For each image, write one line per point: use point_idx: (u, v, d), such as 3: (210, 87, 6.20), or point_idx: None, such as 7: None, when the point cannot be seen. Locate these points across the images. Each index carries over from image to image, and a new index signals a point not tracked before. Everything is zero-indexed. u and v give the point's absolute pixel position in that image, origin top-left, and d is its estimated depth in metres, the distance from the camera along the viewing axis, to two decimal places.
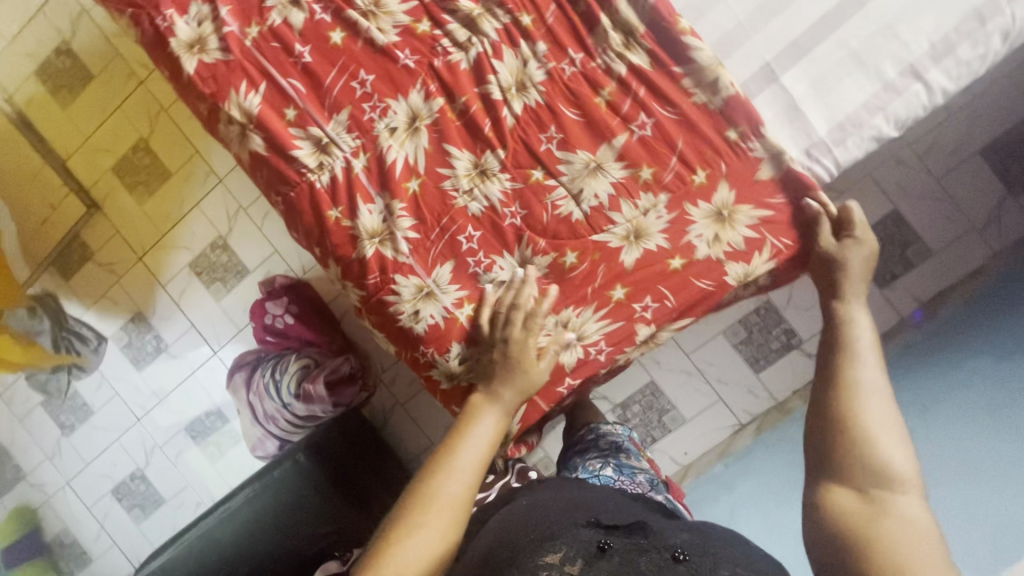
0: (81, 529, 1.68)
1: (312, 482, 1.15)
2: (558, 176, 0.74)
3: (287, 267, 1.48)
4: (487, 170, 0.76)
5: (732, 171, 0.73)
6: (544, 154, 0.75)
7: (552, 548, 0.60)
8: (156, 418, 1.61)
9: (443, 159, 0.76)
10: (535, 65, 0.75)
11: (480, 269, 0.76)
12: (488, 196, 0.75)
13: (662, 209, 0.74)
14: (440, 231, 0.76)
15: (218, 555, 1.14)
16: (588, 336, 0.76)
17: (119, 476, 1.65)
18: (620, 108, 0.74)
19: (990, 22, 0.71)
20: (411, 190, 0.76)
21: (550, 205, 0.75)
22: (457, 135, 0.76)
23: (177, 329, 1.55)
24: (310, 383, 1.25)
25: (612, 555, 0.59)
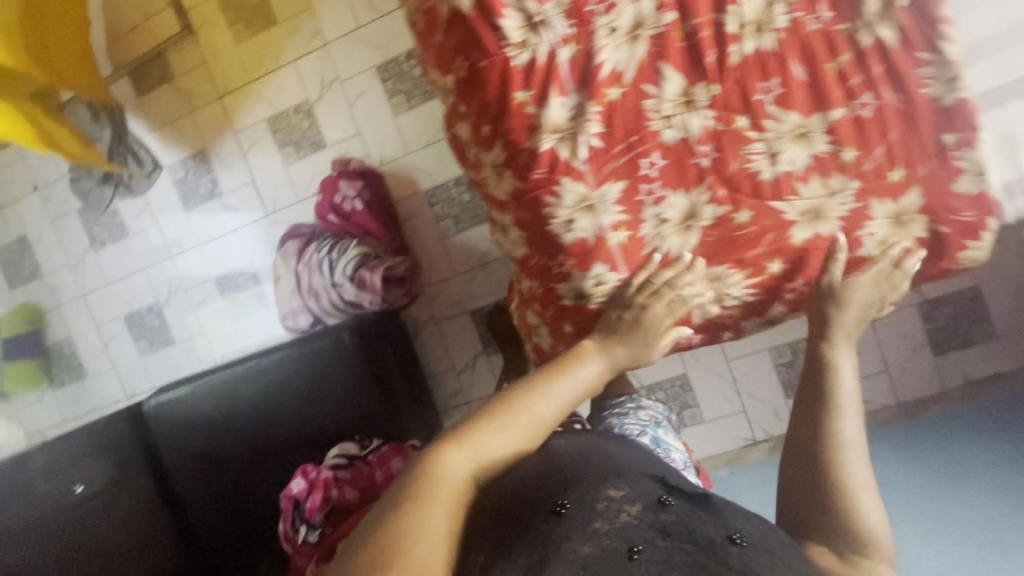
0: (83, 344, 1.68)
1: (346, 364, 1.14)
2: (762, 132, 0.68)
3: (365, 153, 1.44)
4: (694, 103, 0.67)
5: (930, 178, 0.70)
6: (756, 104, 0.67)
7: (615, 487, 0.65)
8: (189, 260, 1.59)
9: (654, 78, 0.66)
10: (780, 9, 0.64)
11: (649, 199, 0.72)
12: (687, 128, 0.68)
13: (849, 197, 0.71)
14: (625, 148, 0.69)
15: (241, 404, 1.17)
16: (730, 294, 0.80)
17: (136, 305, 1.64)
18: (849, 81, 0.65)
19: None
20: (611, 99, 0.66)
21: (743, 156, 0.70)
22: (677, 52, 0.66)
23: (237, 181, 1.51)
24: (368, 271, 1.24)
25: (672, 513, 0.63)
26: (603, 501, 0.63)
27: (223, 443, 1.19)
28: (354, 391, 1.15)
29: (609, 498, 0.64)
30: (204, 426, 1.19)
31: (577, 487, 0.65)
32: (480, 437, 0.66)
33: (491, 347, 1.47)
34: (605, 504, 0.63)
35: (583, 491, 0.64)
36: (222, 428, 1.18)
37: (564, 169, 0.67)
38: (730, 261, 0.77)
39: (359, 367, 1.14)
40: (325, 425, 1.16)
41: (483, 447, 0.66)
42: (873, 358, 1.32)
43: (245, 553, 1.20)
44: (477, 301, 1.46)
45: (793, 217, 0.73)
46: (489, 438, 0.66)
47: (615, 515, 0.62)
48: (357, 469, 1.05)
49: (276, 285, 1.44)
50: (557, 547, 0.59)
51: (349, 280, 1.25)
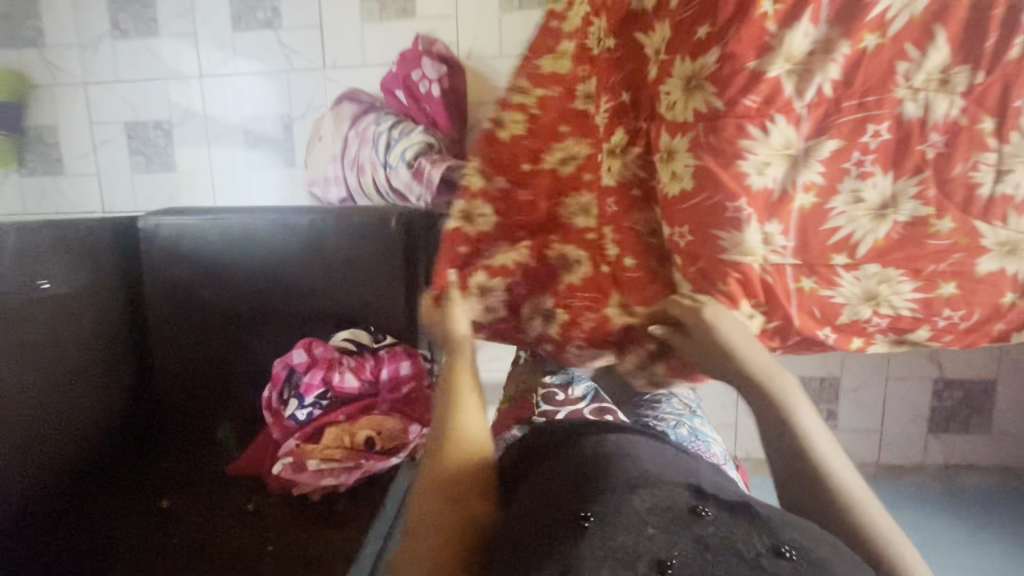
0: (70, 137, 1.48)
1: (384, 252, 1.04)
2: (1001, 143, 0.51)
3: (454, 40, 1.29)
4: (948, 84, 0.50)
5: None
6: (1011, 112, 0.50)
7: (642, 496, 0.49)
8: (219, 88, 1.41)
9: (920, 38, 0.50)
10: None
11: (854, 171, 0.53)
12: (928, 110, 0.51)
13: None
14: (857, 106, 0.51)
15: (254, 255, 1.07)
16: (891, 306, 0.56)
17: (143, 115, 1.45)
18: None
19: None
20: (861, 46, 0.50)
21: (973, 161, 0.52)
22: (962, 14, 0.49)
23: (303, 20, 1.34)
24: (428, 161, 1.12)
25: (710, 525, 0.45)
26: (629, 512, 0.47)
27: (218, 290, 1.08)
28: (379, 283, 1.05)
29: (625, 506, 0.48)
30: (204, 265, 1.08)
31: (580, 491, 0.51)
32: (437, 481, 0.58)
33: None
34: (632, 515, 0.47)
35: (599, 501, 0.49)
36: (221, 274, 1.08)
37: (778, 105, 0.52)
38: (903, 265, 0.54)
39: (392, 262, 1.05)
40: (335, 308, 1.07)
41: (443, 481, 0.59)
42: (873, 413, 1.34)
43: (206, 411, 1.11)
44: None
45: (990, 244, 0.54)
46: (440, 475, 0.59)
47: (639, 525, 0.46)
48: (360, 361, 0.97)
49: (313, 144, 1.29)
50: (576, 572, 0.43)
51: (403, 164, 1.13)
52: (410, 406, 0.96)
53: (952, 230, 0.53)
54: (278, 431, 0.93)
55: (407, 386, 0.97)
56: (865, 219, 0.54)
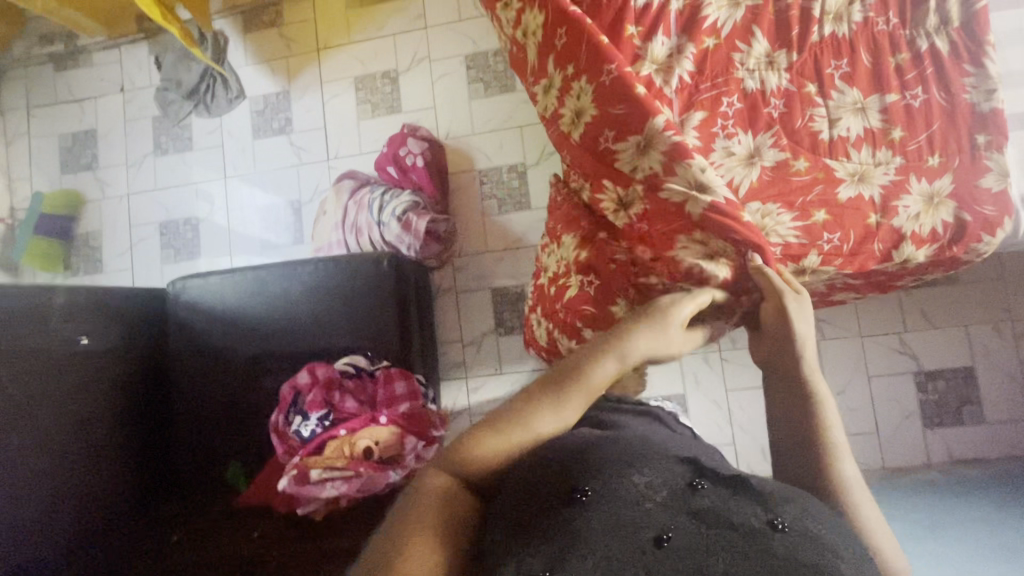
0: (111, 240, 1.72)
1: (379, 289, 1.17)
2: (826, 99, 0.68)
3: (434, 125, 1.55)
4: (774, 64, 0.69)
5: (962, 168, 0.67)
6: (825, 77, 0.68)
7: (638, 473, 0.51)
8: (240, 185, 1.67)
9: (745, 36, 0.69)
10: (858, 8, 0.68)
11: (722, 133, 0.69)
12: (765, 83, 0.68)
13: (892, 169, 0.67)
14: (711, 86, 0.69)
15: (264, 304, 1.20)
16: (777, 234, 0.69)
17: (175, 215, 1.70)
18: (904, 75, 0.67)
19: None
20: (704, 47, 0.70)
21: (809, 114, 0.68)
22: (769, 19, 0.69)
23: (311, 124, 1.63)
24: (416, 216, 1.32)
25: (706, 497, 0.48)
26: (625, 488, 0.49)
27: (232, 338, 1.20)
28: (375, 317, 1.17)
29: (625, 485, 0.49)
30: (220, 317, 1.21)
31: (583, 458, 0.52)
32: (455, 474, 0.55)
33: (501, 330, 1.50)
34: (629, 492, 0.48)
35: (598, 479, 0.50)
36: (235, 324, 1.20)
37: (652, 91, 0.69)
38: (779, 199, 0.68)
39: (386, 297, 1.17)
40: (336, 345, 1.17)
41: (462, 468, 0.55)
42: (866, 415, 1.35)
43: (218, 458, 1.17)
44: (501, 280, 1.50)
45: (842, 174, 0.67)
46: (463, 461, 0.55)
47: (636, 501, 0.48)
48: (360, 383, 1.06)
49: (318, 219, 1.50)
50: (572, 550, 0.44)
51: (395, 219, 1.33)
52: (408, 421, 1.03)
53: (810, 168, 0.68)
54: (287, 452, 1.01)
55: (405, 404, 1.05)
56: (740, 166, 0.68)
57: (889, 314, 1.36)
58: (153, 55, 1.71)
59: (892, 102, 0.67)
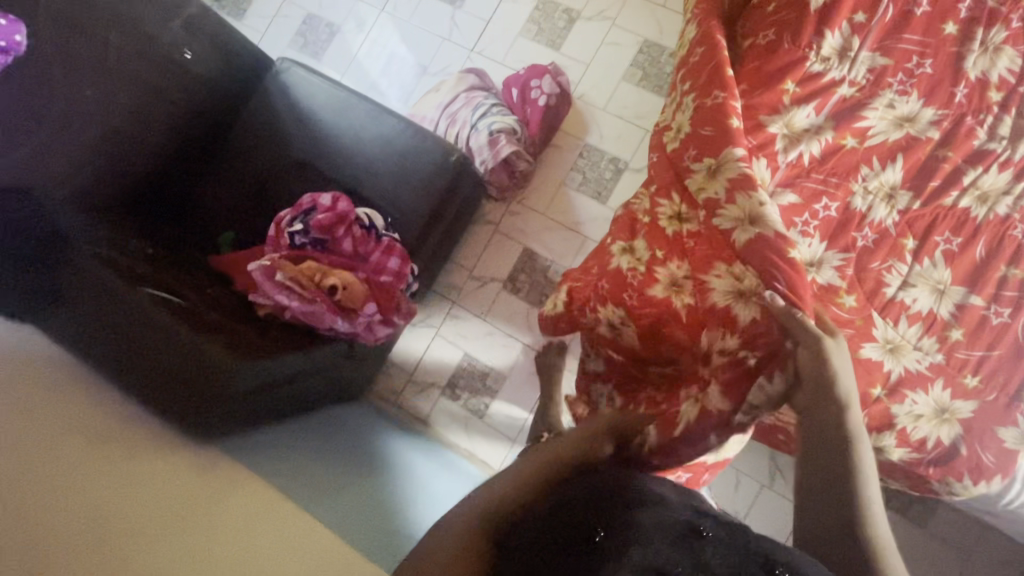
0: (264, 1, 1.81)
1: (434, 178, 1.20)
2: (915, 261, 0.69)
3: (577, 80, 1.54)
4: (893, 200, 0.70)
5: (990, 405, 0.65)
6: (930, 242, 0.69)
7: (647, 512, 0.58)
8: (389, 23, 1.71)
9: (885, 159, 0.71)
10: (1008, 202, 0.69)
11: (801, 228, 0.69)
12: (872, 211, 0.70)
13: (927, 362, 0.66)
14: (822, 180, 0.71)
15: (336, 123, 1.23)
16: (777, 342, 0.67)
17: (323, 14, 1.76)
18: (1004, 289, 0.67)
19: None
20: (842, 144, 0.71)
21: (888, 264, 0.68)
22: (916, 159, 0.70)
23: (478, 11, 1.64)
24: (505, 139, 1.35)
25: (709, 542, 0.55)
26: (634, 527, 0.57)
27: (296, 134, 1.24)
28: (416, 198, 1.21)
29: (633, 526, 0.57)
30: (297, 111, 1.25)
31: (604, 505, 0.61)
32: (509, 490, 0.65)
33: (509, 286, 1.51)
34: (640, 533, 0.56)
35: (613, 529, 0.58)
36: (304, 124, 1.24)
37: (768, 151, 0.71)
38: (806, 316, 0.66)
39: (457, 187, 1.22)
40: (371, 196, 1.22)
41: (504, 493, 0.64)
42: None
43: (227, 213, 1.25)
44: (538, 246, 1.51)
45: (878, 334, 0.66)
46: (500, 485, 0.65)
47: (645, 543, 0.55)
48: (365, 235, 1.10)
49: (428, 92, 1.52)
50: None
51: (487, 132, 1.37)
52: (379, 291, 1.09)
53: (855, 309, 0.67)
54: (274, 246, 1.09)
55: (387, 277, 1.10)
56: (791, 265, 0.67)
57: None
58: None
59: (968, 304, 0.67)
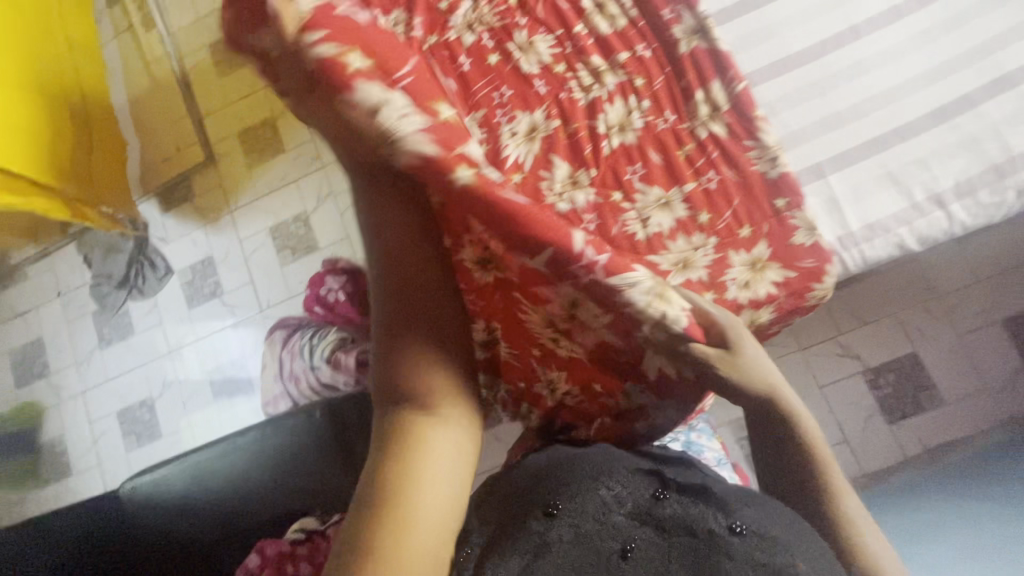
0: (74, 442, 1.74)
1: (319, 440, 1.20)
2: (632, 202, 0.88)
3: (352, 253, 1.62)
4: (579, 183, 0.89)
5: (772, 232, 0.86)
6: (627, 182, 0.89)
7: (606, 488, 0.68)
8: (186, 355, 1.71)
9: (547, 164, 0.90)
10: (637, 115, 0.92)
11: None
12: (574, 201, 0.87)
13: (710, 249, 0.85)
14: None
15: (210, 487, 1.20)
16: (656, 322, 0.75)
17: (130, 400, 1.73)
18: (694, 162, 0.89)
19: (1009, 178, 0.88)
20: (515, 181, 0.88)
21: (622, 221, 0.86)
22: (563, 145, 0.91)
23: (237, 280, 1.70)
24: (342, 353, 1.35)
25: (665, 501, 0.65)
26: (593, 500, 0.66)
27: (183, 524, 1.19)
28: (322, 470, 1.20)
29: (595, 498, 0.67)
30: (169, 506, 1.19)
31: (564, 488, 0.69)
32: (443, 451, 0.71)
33: None
34: (595, 504, 0.66)
35: (573, 502, 0.66)
36: (186, 514, 1.19)
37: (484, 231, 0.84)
38: None
39: (364, 431, 1.22)
40: (291, 505, 1.19)
41: (418, 398, 0.73)
42: (832, 426, 1.34)
43: None
44: None
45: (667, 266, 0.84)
46: (404, 391, 0.73)
47: (605, 514, 0.65)
48: (314, 545, 1.06)
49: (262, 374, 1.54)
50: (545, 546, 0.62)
51: (326, 362, 1.36)
52: None
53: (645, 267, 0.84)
54: None
55: None
56: None
57: (820, 323, 1.37)
58: (82, 255, 1.80)
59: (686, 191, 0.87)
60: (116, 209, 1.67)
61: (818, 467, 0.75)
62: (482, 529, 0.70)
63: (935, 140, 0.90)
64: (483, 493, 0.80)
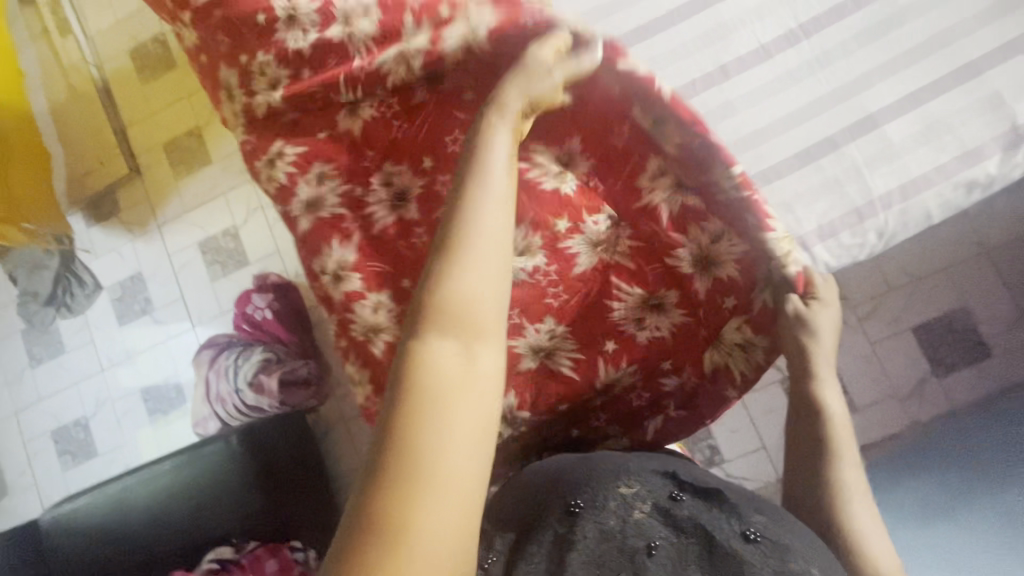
0: (9, 462, 1.72)
1: (243, 465, 1.23)
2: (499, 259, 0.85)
3: (282, 268, 1.59)
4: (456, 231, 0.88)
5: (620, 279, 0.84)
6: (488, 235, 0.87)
7: (626, 483, 0.68)
8: (120, 372, 1.68)
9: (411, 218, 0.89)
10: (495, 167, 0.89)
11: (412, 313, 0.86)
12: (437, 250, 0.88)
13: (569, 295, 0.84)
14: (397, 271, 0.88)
15: (129, 516, 1.19)
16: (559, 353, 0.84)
17: (64, 418, 1.71)
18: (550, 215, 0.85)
19: (867, 221, 0.85)
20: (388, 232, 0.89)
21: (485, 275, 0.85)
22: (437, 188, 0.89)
23: (168, 297, 1.67)
24: (264, 375, 1.37)
25: (682, 505, 0.66)
26: (615, 497, 0.67)
27: (103, 556, 1.18)
28: (243, 494, 1.22)
29: (618, 495, 0.67)
30: (89, 538, 1.19)
31: (588, 481, 0.68)
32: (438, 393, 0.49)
33: None
34: (617, 502, 0.66)
35: (597, 498, 0.66)
36: (108, 542, 1.18)
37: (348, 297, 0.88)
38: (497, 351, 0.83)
39: (289, 452, 1.27)
40: (209, 532, 1.20)
41: (448, 323, 0.53)
42: (749, 435, 1.39)
43: None
44: None
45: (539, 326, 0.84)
46: (434, 315, 0.53)
47: (630, 514, 0.65)
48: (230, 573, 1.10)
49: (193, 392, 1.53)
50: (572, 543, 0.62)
51: (249, 385, 1.37)
52: None
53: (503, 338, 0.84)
54: None
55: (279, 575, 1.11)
56: None
57: None
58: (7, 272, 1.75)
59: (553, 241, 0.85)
60: (41, 225, 1.61)
61: (823, 459, 0.78)
62: (504, 531, 0.69)
63: (800, 184, 0.88)
64: (501, 494, 0.77)
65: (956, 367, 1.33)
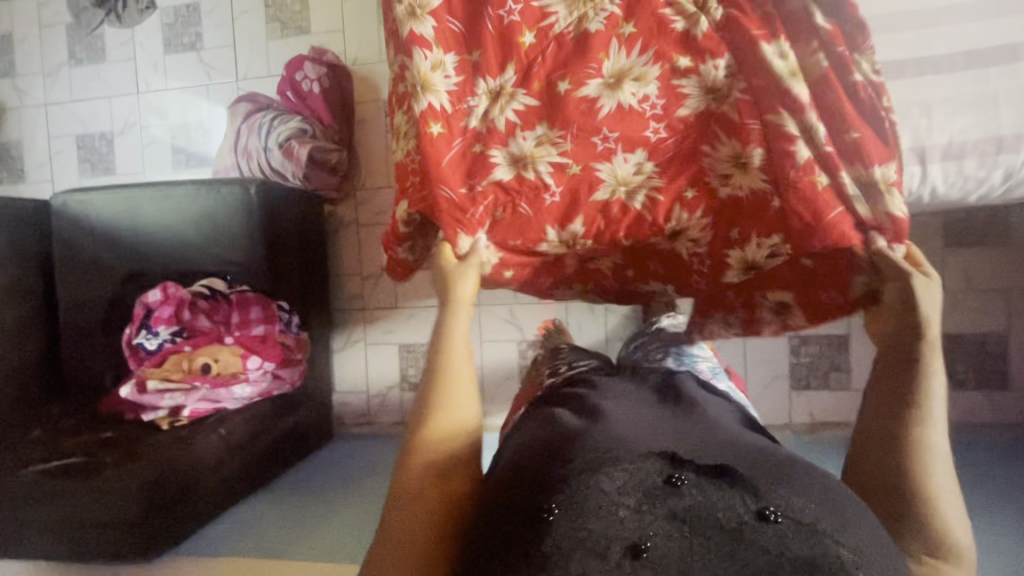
0: (32, 150, 1.73)
1: (246, 216, 1.18)
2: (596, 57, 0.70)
3: (342, 49, 1.48)
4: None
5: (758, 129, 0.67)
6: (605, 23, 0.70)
7: (605, 479, 0.48)
8: (154, 101, 1.64)
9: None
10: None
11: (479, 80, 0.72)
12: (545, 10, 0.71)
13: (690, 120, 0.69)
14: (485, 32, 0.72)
15: (139, 221, 1.21)
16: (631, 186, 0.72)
17: (91, 127, 1.69)
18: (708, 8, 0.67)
19: (1003, 154, 0.66)
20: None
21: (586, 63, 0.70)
22: None
23: (220, 40, 1.58)
24: (295, 143, 1.31)
25: (681, 493, 0.46)
26: (596, 499, 0.46)
27: (103, 251, 1.23)
28: (244, 246, 1.20)
29: (597, 491, 0.47)
30: (92, 230, 1.23)
31: (554, 483, 0.50)
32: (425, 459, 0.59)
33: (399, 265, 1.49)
34: (600, 500, 0.46)
35: (568, 495, 0.47)
36: (114, 238, 1.22)
37: (414, 38, 0.71)
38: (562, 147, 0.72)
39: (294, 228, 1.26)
40: (206, 264, 1.21)
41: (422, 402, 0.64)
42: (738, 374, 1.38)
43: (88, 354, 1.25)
44: None
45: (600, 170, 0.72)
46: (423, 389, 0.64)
47: (610, 511, 0.45)
48: (215, 303, 1.18)
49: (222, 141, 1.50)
50: None
51: (278, 146, 1.33)
52: (253, 344, 1.15)
53: (569, 152, 0.72)
54: (137, 363, 1.13)
55: (259, 327, 1.17)
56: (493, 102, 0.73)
57: None
58: None
59: (667, 74, 0.69)
60: None
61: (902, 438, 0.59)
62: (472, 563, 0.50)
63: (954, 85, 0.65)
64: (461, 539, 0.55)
65: (967, 384, 1.29)
